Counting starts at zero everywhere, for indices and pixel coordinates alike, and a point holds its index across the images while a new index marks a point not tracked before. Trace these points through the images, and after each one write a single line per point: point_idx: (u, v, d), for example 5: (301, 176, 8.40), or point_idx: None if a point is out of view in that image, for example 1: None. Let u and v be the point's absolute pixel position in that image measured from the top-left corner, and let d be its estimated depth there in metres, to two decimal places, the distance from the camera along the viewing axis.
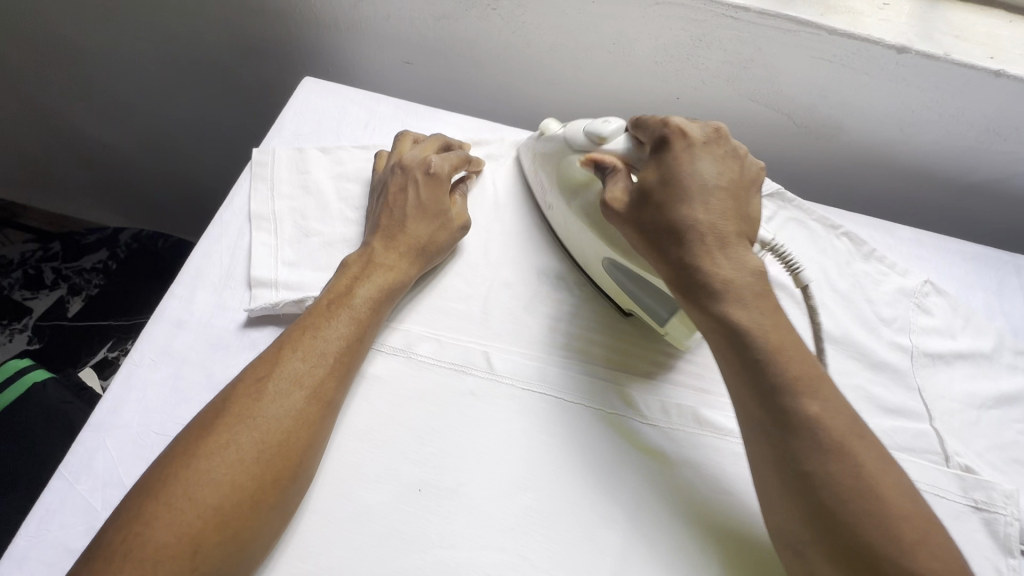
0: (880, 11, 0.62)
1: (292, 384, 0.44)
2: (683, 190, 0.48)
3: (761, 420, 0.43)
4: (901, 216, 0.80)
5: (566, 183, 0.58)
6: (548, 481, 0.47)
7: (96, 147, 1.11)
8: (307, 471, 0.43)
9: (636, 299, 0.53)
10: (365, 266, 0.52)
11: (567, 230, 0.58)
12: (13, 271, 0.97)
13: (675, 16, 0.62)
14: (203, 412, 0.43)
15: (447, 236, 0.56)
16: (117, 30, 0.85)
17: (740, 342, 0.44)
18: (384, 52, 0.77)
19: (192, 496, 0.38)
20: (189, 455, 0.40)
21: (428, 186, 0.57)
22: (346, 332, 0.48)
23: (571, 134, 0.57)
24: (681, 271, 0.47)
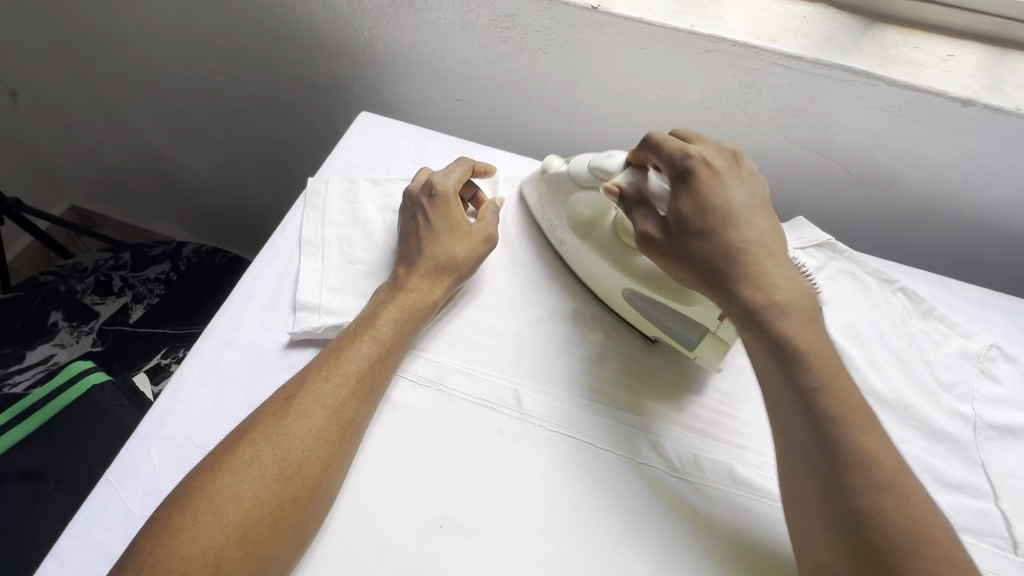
0: (944, 62, 0.59)
1: (315, 404, 0.45)
2: (723, 216, 0.48)
3: (809, 452, 0.41)
4: (964, 272, 0.76)
5: (575, 219, 0.58)
6: (571, 529, 0.46)
7: (170, 167, 1.20)
8: (328, 491, 0.44)
9: (661, 326, 0.53)
10: (393, 290, 0.53)
11: (581, 262, 0.59)
12: (86, 276, 1.05)
13: (725, 64, 0.62)
14: (235, 430, 0.45)
15: (468, 252, 0.56)
16: (199, 64, 0.93)
17: (792, 367, 0.43)
18: (438, 90, 0.81)
19: (217, 511, 0.39)
20: (214, 470, 0.42)
21: (437, 207, 0.57)
22: (369, 354, 0.49)
23: (575, 169, 0.58)
24: (736, 295, 0.46)
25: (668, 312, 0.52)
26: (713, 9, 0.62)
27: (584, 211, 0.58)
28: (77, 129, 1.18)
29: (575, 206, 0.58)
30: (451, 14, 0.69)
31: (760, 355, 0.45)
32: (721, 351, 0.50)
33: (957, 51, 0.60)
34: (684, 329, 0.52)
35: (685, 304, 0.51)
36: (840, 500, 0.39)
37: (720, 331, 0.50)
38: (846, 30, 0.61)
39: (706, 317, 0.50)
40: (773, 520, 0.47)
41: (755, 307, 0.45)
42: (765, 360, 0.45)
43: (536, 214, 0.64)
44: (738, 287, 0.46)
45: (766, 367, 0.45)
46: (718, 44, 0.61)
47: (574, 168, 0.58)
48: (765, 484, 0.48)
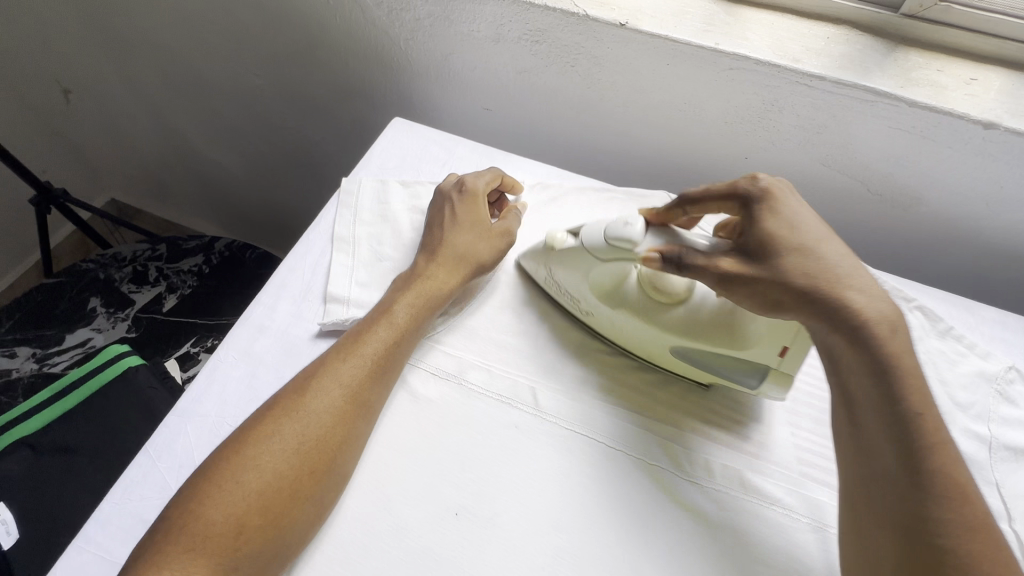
0: (967, 85, 0.60)
1: (333, 384, 0.47)
2: (805, 234, 0.46)
3: (900, 483, 0.39)
4: (985, 293, 0.76)
5: (600, 292, 0.54)
6: (582, 524, 0.47)
7: (207, 165, 1.26)
8: (342, 468, 0.46)
9: (719, 373, 0.52)
10: (410, 276, 0.56)
11: (616, 329, 0.56)
12: (124, 266, 1.08)
13: (748, 81, 0.64)
14: (258, 406, 0.48)
15: (488, 248, 0.58)
16: (241, 68, 0.97)
17: (894, 392, 0.40)
18: (468, 99, 0.84)
19: (240, 480, 0.42)
20: (240, 442, 0.44)
21: (464, 203, 0.60)
22: (384, 338, 0.51)
23: (591, 240, 0.53)
24: (841, 315, 0.43)
25: (723, 359, 0.51)
26: (738, 29, 0.64)
27: (604, 282, 0.54)
28: (123, 126, 1.25)
29: (596, 279, 0.54)
30: (484, 27, 0.72)
31: (857, 376, 0.42)
32: (786, 383, 0.50)
33: (980, 76, 0.61)
34: (745, 373, 0.51)
35: (742, 351, 0.49)
36: (917, 526, 0.37)
37: (781, 365, 0.49)
38: (870, 52, 0.63)
39: (765, 355, 0.49)
40: (781, 526, 0.48)
41: (857, 325, 0.42)
42: (864, 383, 0.42)
43: (547, 289, 0.60)
44: (838, 307, 0.43)
45: (860, 390, 0.42)
46: (742, 63, 0.62)
47: (586, 241, 0.54)
48: (776, 492, 0.49)
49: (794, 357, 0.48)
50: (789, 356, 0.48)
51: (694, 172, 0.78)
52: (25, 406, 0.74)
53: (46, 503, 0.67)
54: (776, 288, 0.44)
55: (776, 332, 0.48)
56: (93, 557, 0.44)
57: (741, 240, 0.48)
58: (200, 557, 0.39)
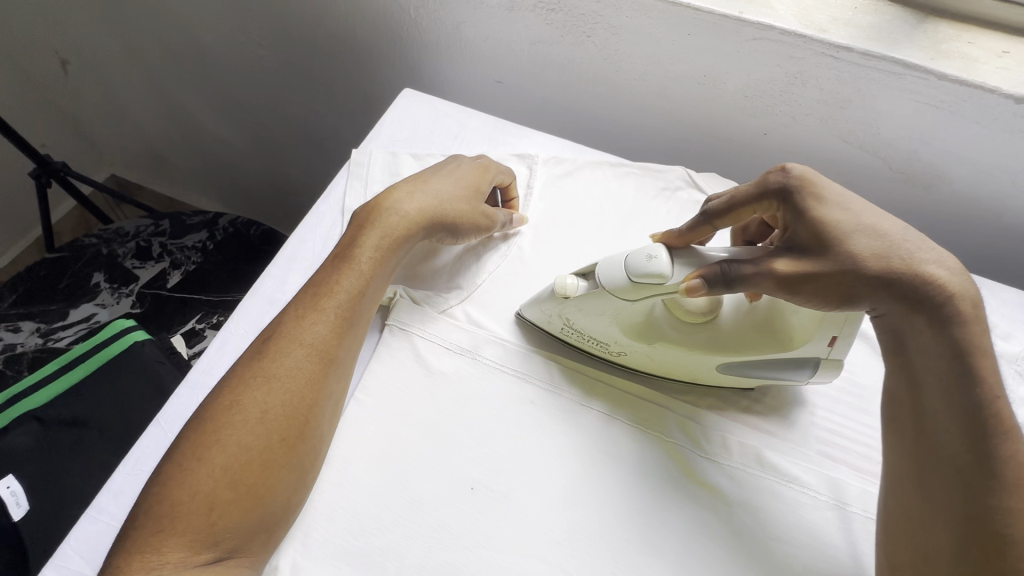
0: (999, 58, 0.58)
1: (293, 343, 0.45)
2: (860, 214, 0.41)
3: (961, 464, 0.37)
4: (1001, 274, 0.75)
5: (632, 332, 0.50)
6: (598, 499, 0.47)
7: (211, 140, 1.24)
8: (317, 428, 0.44)
9: (762, 377, 0.50)
10: (371, 217, 0.52)
11: (655, 363, 0.52)
12: (126, 241, 1.07)
13: (771, 52, 0.62)
14: (219, 378, 0.46)
15: (467, 215, 0.55)
16: (245, 38, 0.95)
17: (965, 373, 0.37)
18: (479, 71, 0.82)
19: (204, 458, 0.41)
20: (203, 420, 0.43)
21: (467, 173, 0.57)
22: (349, 291, 0.49)
23: (612, 282, 0.46)
24: (915, 295, 0.39)
25: (773, 364, 0.49)
26: None
27: (631, 323, 0.50)
28: (123, 98, 1.22)
29: (621, 321, 0.50)
30: None
31: (921, 358, 0.39)
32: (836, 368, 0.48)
33: (1012, 48, 0.59)
34: (792, 370, 0.49)
35: (791, 349, 0.47)
36: (981, 511, 0.36)
37: (831, 353, 0.47)
38: (899, 23, 0.61)
39: (814, 347, 0.46)
40: (798, 504, 0.47)
41: (936, 305, 0.39)
42: (935, 364, 0.39)
43: (563, 336, 0.54)
44: (912, 287, 0.39)
45: (922, 373, 0.39)
46: (767, 32, 0.60)
47: (605, 280, 0.47)
48: (794, 470, 0.48)
49: (844, 344, 0.46)
50: (837, 341, 0.46)
51: (709, 148, 0.77)
52: (27, 380, 0.72)
53: (57, 477, 0.67)
54: (848, 276, 0.40)
55: (821, 324, 0.45)
56: (106, 526, 0.44)
57: (788, 235, 0.43)
58: (173, 538, 0.38)
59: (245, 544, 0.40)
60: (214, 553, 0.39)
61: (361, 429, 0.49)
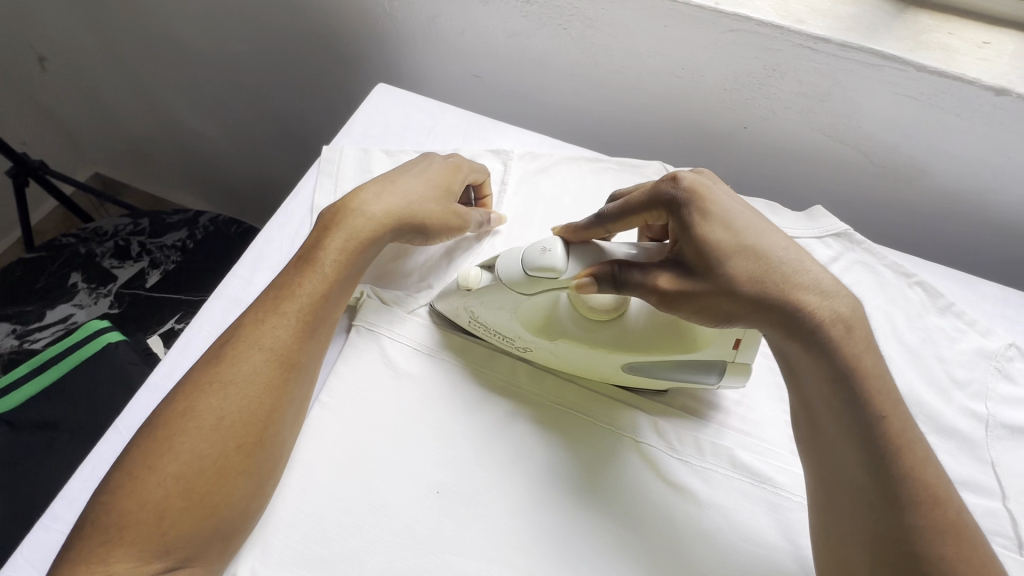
0: (979, 49, 0.57)
1: (253, 348, 0.44)
2: (749, 233, 0.41)
3: (863, 491, 0.37)
4: (986, 269, 0.74)
5: (535, 327, 0.49)
6: (566, 502, 0.46)
7: (191, 137, 1.22)
8: (276, 435, 0.43)
9: (668, 378, 0.48)
10: (337, 219, 0.51)
11: (558, 359, 0.50)
12: (105, 240, 1.05)
13: (748, 45, 0.61)
14: (177, 383, 0.45)
15: (437, 216, 0.54)
16: (221, 32, 0.93)
17: (856, 396, 0.38)
18: (456, 66, 0.80)
19: (155, 466, 0.40)
20: (156, 427, 0.42)
21: (438, 174, 0.56)
22: (312, 294, 0.47)
23: (508, 276, 0.46)
24: (792, 317, 0.39)
25: (673, 364, 0.48)
26: None
27: (533, 317, 0.49)
28: (102, 95, 1.20)
29: (523, 316, 0.49)
30: None
31: (811, 383, 0.40)
32: (744, 372, 0.47)
33: (992, 39, 0.58)
34: (695, 371, 0.48)
35: (692, 351, 0.46)
36: (891, 533, 0.36)
37: (736, 358, 0.46)
38: (878, 13, 0.59)
39: (720, 352, 0.46)
40: (770, 505, 0.46)
41: (810, 328, 0.39)
42: (821, 387, 0.40)
43: (469, 329, 0.53)
44: (790, 310, 0.39)
45: (815, 398, 0.40)
46: (744, 24, 0.59)
47: (503, 274, 0.46)
48: (766, 470, 0.48)
49: (747, 349, 0.45)
50: (743, 347, 0.45)
51: (690, 143, 0.75)
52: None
53: (25, 482, 0.66)
54: (724, 300, 0.40)
55: (729, 330, 0.44)
56: (60, 534, 0.43)
57: (675, 250, 0.42)
58: (122, 549, 0.37)
59: (199, 554, 0.39)
60: (165, 564, 0.38)
61: (326, 432, 0.48)
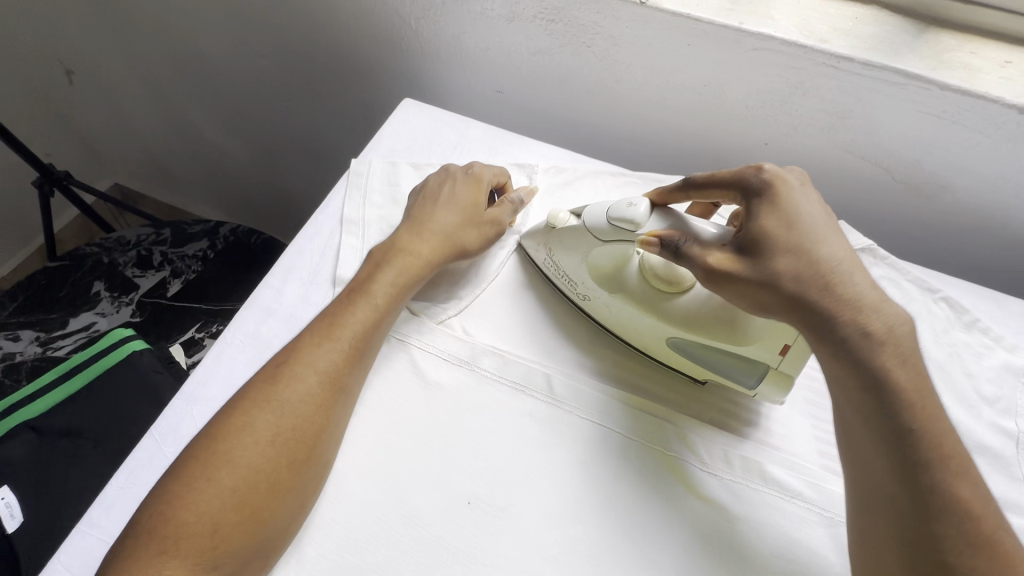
0: (1000, 68, 0.58)
1: (308, 370, 0.45)
2: (806, 232, 0.43)
3: (895, 500, 0.37)
4: (1007, 285, 0.74)
5: (600, 275, 0.54)
6: (597, 516, 0.46)
7: (213, 149, 1.24)
8: (324, 456, 0.44)
9: (711, 368, 0.50)
10: (389, 254, 0.53)
11: (612, 317, 0.55)
12: (128, 250, 1.07)
13: (772, 63, 0.62)
14: (227, 399, 0.46)
15: (476, 236, 0.56)
16: (248, 49, 0.95)
17: (887, 403, 0.38)
18: (480, 82, 0.82)
19: (213, 478, 0.40)
20: (210, 439, 0.42)
21: (466, 189, 0.58)
22: (364, 320, 0.49)
23: (593, 221, 0.52)
24: (828, 322, 0.41)
25: (720, 354, 0.49)
26: (763, 8, 0.62)
27: (603, 265, 0.54)
28: (126, 107, 1.23)
29: (594, 260, 0.54)
30: (499, 5, 0.70)
31: (843, 393, 0.41)
32: (786, 387, 0.48)
33: (1014, 58, 0.59)
34: (742, 371, 0.49)
35: (741, 343, 0.48)
36: (924, 539, 0.35)
37: (781, 366, 0.47)
38: (900, 33, 0.60)
39: (765, 354, 0.47)
40: (803, 521, 0.46)
41: (845, 337, 0.40)
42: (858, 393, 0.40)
43: (545, 271, 0.59)
44: (826, 317, 0.41)
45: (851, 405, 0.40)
46: (767, 43, 0.60)
47: (589, 219, 0.53)
48: (798, 485, 0.47)
49: (795, 359, 0.46)
50: (789, 355, 0.46)
51: (710, 158, 0.76)
52: (23, 392, 0.73)
53: (51, 488, 0.66)
54: (764, 290, 0.42)
55: (779, 331, 0.46)
56: (97, 541, 0.43)
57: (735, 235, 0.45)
58: (175, 560, 0.37)
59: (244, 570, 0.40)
60: None
61: (358, 442, 0.48)
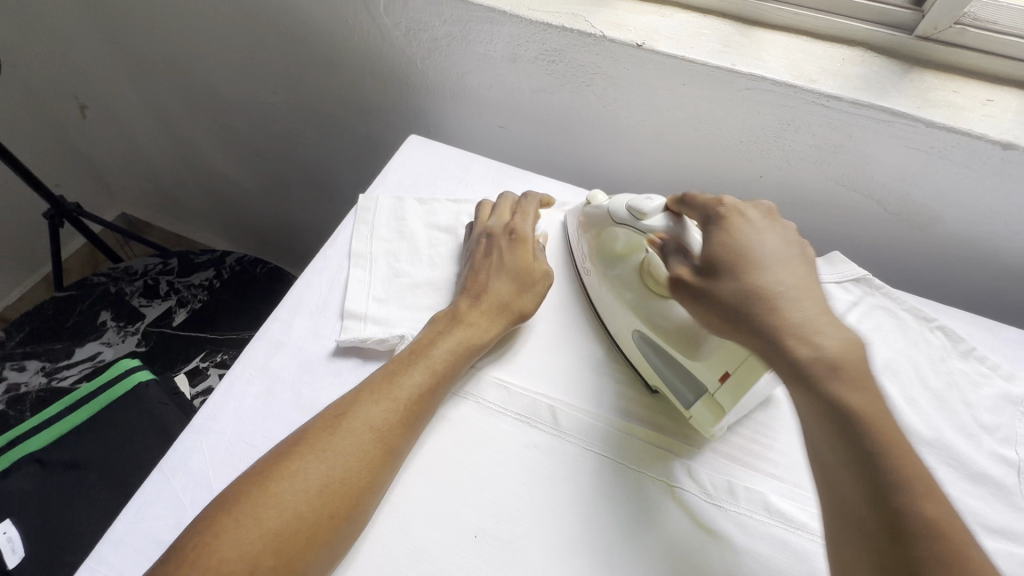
0: (983, 106, 0.60)
1: (365, 425, 0.45)
2: (752, 259, 0.46)
3: (864, 521, 0.36)
4: (1002, 313, 0.76)
5: (609, 256, 0.60)
6: (604, 550, 0.46)
7: (221, 181, 1.27)
8: (363, 515, 0.43)
9: (663, 375, 0.53)
10: (454, 320, 0.54)
11: (602, 298, 0.60)
12: (135, 280, 1.09)
13: (764, 101, 0.65)
14: (282, 441, 0.46)
15: (533, 300, 0.57)
16: (258, 86, 0.99)
17: (839, 415, 0.39)
18: (483, 118, 0.85)
19: (259, 518, 0.39)
20: (262, 475, 0.42)
21: (512, 252, 0.59)
22: (421, 383, 0.49)
23: (614, 208, 0.58)
24: (768, 331, 0.43)
25: (672, 364, 0.52)
26: (754, 51, 0.65)
27: (617, 248, 0.60)
28: (138, 141, 1.26)
29: (611, 243, 0.60)
30: (501, 47, 0.73)
31: (805, 406, 0.41)
32: (716, 412, 0.49)
33: (995, 97, 0.61)
34: (686, 384, 0.51)
35: (694, 358, 0.50)
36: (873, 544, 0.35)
37: (717, 394, 0.49)
38: (886, 73, 0.63)
39: (707, 377, 0.49)
40: (808, 554, 0.46)
41: (785, 347, 0.42)
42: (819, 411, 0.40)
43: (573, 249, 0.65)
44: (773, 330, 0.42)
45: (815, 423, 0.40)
46: (759, 83, 0.63)
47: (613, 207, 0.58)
48: (801, 516, 0.48)
49: (732, 389, 0.47)
50: (727, 384, 0.47)
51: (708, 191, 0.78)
52: (27, 424, 0.73)
53: (55, 522, 0.66)
54: (716, 305, 0.46)
55: (727, 354, 0.48)
56: None
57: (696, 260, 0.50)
58: None
59: None
60: None
61: None
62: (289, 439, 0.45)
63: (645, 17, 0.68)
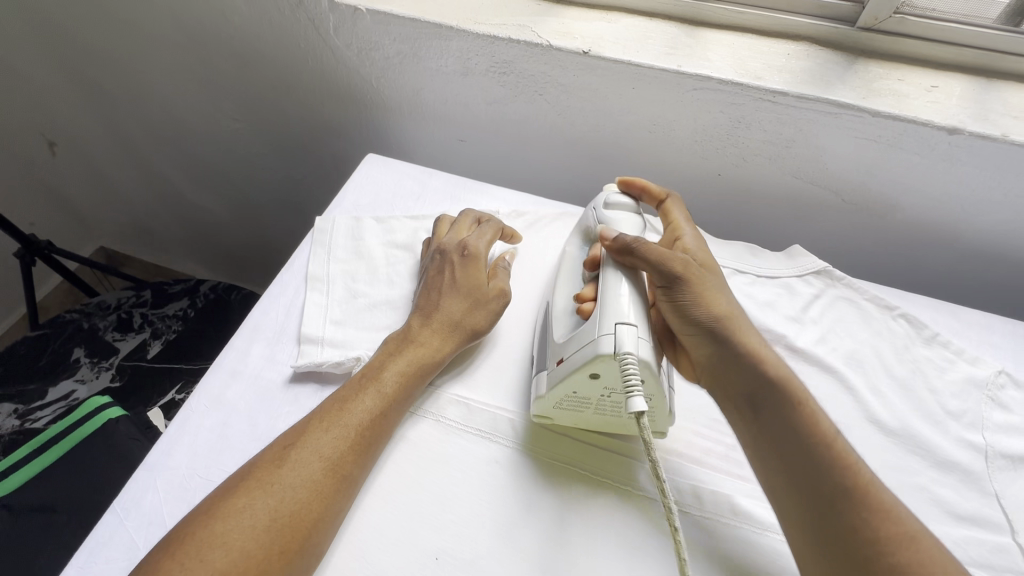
0: (928, 93, 0.61)
1: (313, 455, 0.45)
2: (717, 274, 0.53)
3: (802, 476, 0.42)
4: (971, 297, 0.75)
5: None
6: (569, 564, 0.45)
7: (193, 209, 1.27)
8: (315, 547, 0.42)
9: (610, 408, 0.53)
10: (401, 343, 0.53)
11: None
12: (108, 314, 1.09)
13: (713, 101, 0.65)
14: (229, 476, 0.45)
15: (485, 317, 0.56)
16: (221, 113, 0.99)
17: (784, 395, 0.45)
18: (441, 132, 0.85)
19: (204, 558, 0.38)
20: (208, 513, 0.41)
21: (465, 267, 0.58)
22: (371, 408, 0.48)
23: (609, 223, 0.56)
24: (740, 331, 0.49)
25: None
26: (700, 51, 0.65)
27: None
28: (108, 174, 1.26)
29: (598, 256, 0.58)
30: (452, 62, 0.73)
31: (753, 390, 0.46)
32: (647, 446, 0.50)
33: (940, 83, 0.62)
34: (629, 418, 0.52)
35: None
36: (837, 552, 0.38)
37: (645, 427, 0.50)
38: (831, 65, 0.64)
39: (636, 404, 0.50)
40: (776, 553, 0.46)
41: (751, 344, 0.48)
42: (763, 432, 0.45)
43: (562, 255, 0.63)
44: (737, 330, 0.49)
45: (748, 434, 0.46)
46: (705, 83, 0.63)
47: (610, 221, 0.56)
48: (767, 516, 0.47)
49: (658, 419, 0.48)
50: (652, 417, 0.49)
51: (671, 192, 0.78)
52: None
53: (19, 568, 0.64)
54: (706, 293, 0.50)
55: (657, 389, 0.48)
56: None
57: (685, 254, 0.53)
58: None
59: None
60: None
61: None
62: (235, 473, 0.44)
63: (591, 25, 0.68)
